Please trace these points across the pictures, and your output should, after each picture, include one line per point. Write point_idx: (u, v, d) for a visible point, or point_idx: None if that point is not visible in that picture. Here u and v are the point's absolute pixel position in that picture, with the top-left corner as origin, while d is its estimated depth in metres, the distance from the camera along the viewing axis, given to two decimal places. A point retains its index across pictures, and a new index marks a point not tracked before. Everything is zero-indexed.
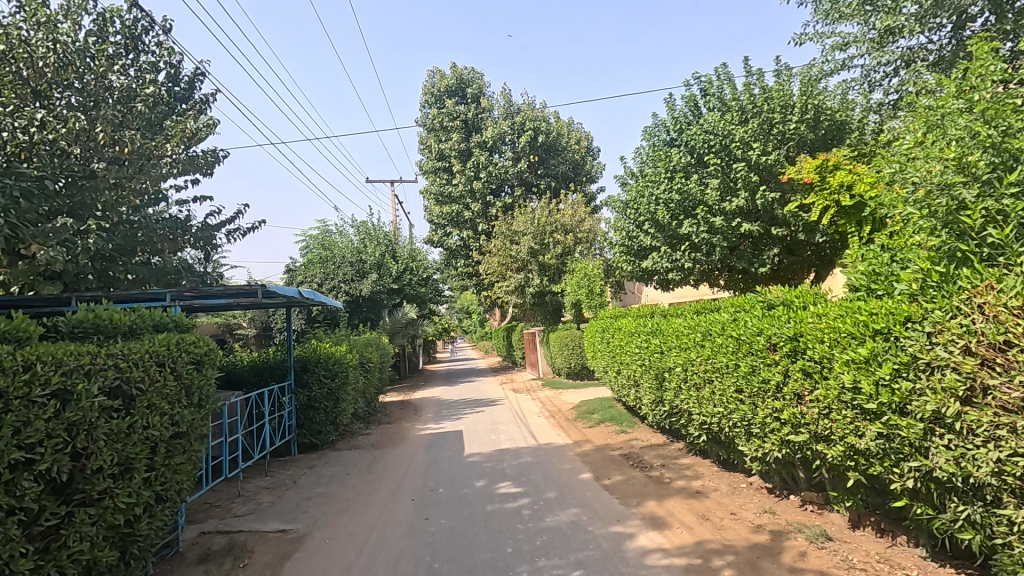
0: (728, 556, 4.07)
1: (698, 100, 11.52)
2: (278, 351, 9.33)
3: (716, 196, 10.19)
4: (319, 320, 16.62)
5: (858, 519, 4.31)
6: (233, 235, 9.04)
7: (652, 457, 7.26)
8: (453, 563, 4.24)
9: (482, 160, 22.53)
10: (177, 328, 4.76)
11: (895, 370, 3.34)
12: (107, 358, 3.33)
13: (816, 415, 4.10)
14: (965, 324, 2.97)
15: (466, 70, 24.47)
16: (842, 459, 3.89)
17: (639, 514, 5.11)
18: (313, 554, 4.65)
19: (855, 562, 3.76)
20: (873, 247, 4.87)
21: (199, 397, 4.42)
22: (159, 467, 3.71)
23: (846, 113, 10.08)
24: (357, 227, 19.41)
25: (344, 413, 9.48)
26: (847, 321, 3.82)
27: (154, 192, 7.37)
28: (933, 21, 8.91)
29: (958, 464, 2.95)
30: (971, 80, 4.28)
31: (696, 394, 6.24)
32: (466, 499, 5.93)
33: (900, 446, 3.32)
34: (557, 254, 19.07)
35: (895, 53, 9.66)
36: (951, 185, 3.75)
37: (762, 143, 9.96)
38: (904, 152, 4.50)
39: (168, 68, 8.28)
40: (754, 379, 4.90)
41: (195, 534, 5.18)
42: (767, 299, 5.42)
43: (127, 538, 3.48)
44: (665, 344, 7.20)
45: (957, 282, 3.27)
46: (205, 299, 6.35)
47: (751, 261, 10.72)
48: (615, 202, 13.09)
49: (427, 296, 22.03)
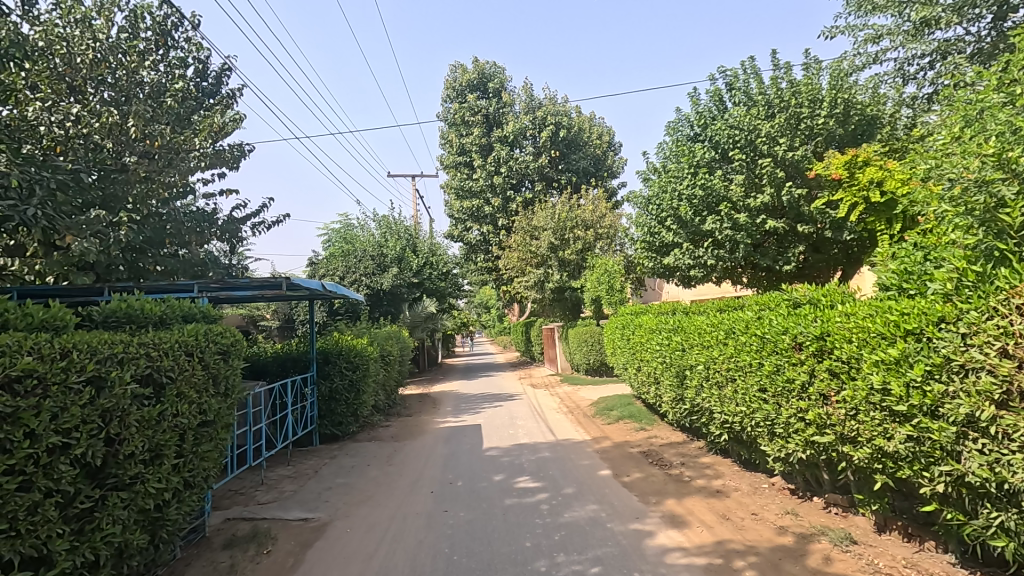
0: (750, 557, 4.02)
1: (723, 94, 11.34)
2: (301, 343, 9.48)
3: (740, 192, 10.02)
4: (340, 313, 16.83)
5: (885, 523, 4.21)
6: (258, 228, 9.18)
7: (672, 456, 7.21)
8: (472, 556, 4.27)
9: (503, 155, 22.57)
10: (204, 318, 4.87)
11: (927, 371, 3.25)
12: (139, 348, 3.43)
13: (841, 416, 4.03)
14: (1002, 325, 2.88)
15: (488, 64, 24.48)
16: (869, 461, 3.82)
17: (658, 512, 5.09)
18: (334, 544, 4.72)
19: (880, 566, 3.70)
20: (905, 245, 4.73)
21: (226, 386, 4.50)
22: (187, 454, 3.81)
23: (878, 107, 9.80)
24: (378, 221, 19.59)
25: (364, 405, 9.58)
26: (877, 321, 3.73)
27: (183, 185, 7.48)
28: (972, 12, 8.65)
29: (992, 470, 2.86)
30: (1012, 72, 4.08)
31: (718, 393, 6.16)
32: (484, 492, 5.96)
33: (930, 450, 3.24)
34: (578, 249, 19.03)
35: (932, 45, 9.38)
36: (989, 182, 3.63)
37: (789, 138, 9.76)
38: (940, 147, 4.39)
39: (196, 63, 8.41)
40: (778, 378, 4.81)
41: (221, 520, 5.30)
42: (793, 297, 5.33)
43: (157, 523, 3.57)
44: (686, 342, 7.12)
45: (993, 283, 3.18)
46: (232, 291, 6.45)
47: (776, 258, 10.53)
48: (637, 197, 12.98)
49: (446, 290, 22.19)
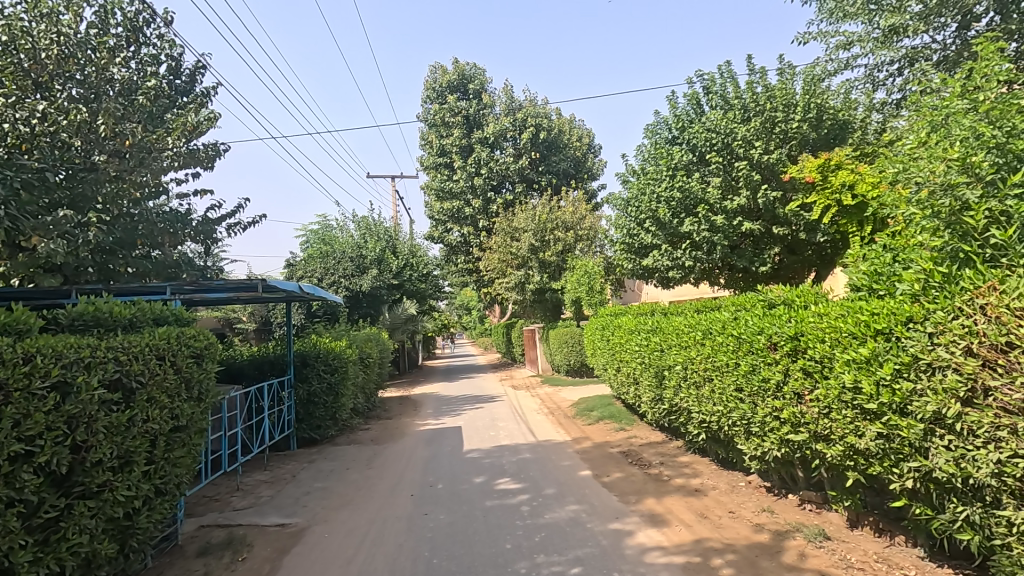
0: (727, 554, 4.07)
1: (700, 97, 11.48)
2: (278, 346, 9.33)
3: (717, 194, 10.16)
4: (318, 315, 16.62)
5: (857, 518, 4.30)
6: (233, 229, 9.00)
7: (651, 455, 7.27)
8: (452, 560, 4.24)
9: (484, 156, 22.55)
10: (177, 321, 4.76)
11: (896, 370, 3.34)
12: (107, 351, 3.34)
13: (815, 414, 4.11)
14: (967, 325, 2.97)
15: (468, 65, 24.45)
16: (842, 458, 3.90)
17: (638, 511, 5.13)
18: (312, 550, 4.65)
19: (853, 562, 3.77)
20: (874, 247, 4.82)
21: (199, 391, 4.41)
22: (158, 460, 3.72)
23: (849, 112, 10.05)
24: (358, 222, 19.44)
25: (342, 408, 9.48)
26: (848, 321, 3.82)
27: (155, 185, 7.31)
28: (938, 20, 8.91)
29: (958, 465, 2.94)
30: (976, 79, 4.21)
31: (696, 393, 6.23)
32: (464, 495, 5.93)
33: (899, 446, 3.33)
34: (558, 251, 19.11)
35: (900, 51, 9.62)
36: (954, 186, 3.73)
37: (764, 142, 9.94)
38: (908, 151, 4.48)
39: (169, 61, 8.23)
40: (754, 378, 4.89)
41: (195, 527, 5.18)
42: (768, 298, 5.42)
43: (126, 531, 3.48)
44: (665, 343, 7.18)
45: (958, 283, 3.28)
46: (206, 293, 6.30)
47: (752, 260, 10.69)
48: (616, 199, 13.09)
49: (427, 291, 22.07)
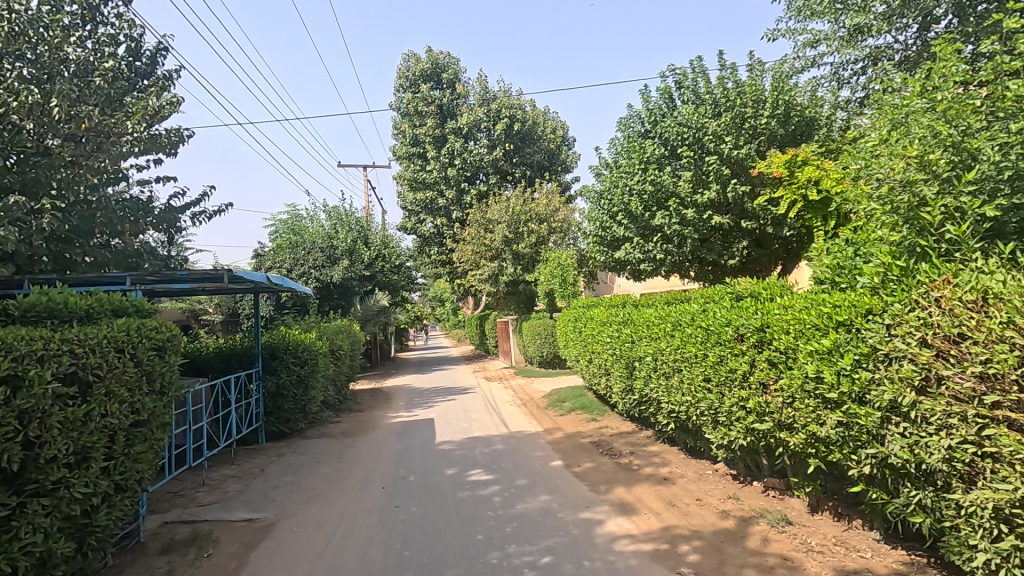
0: (695, 541, 4.17)
1: (672, 92, 11.57)
2: (245, 338, 9.13)
3: (688, 188, 10.28)
4: (288, 307, 16.33)
5: (817, 504, 4.45)
6: (198, 218, 8.72)
7: (622, 445, 7.38)
8: (423, 552, 4.23)
9: (457, 146, 22.37)
10: (137, 312, 4.60)
11: (856, 360, 3.46)
12: (61, 344, 3.21)
13: (779, 404, 4.23)
14: (922, 317, 3.08)
15: (442, 54, 24.17)
16: (804, 446, 4.03)
17: (608, 500, 5.21)
18: (280, 544, 4.58)
19: (813, 545, 3.90)
20: (837, 241, 4.95)
21: (161, 384, 4.27)
22: (118, 456, 3.61)
23: (815, 110, 10.27)
24: (329, 212, 19.11)
25: (312, 401, 9.35)
26: (812, 313, 3.93)
27: (114, 171, 7.01)
28: (900, 21, 9.17)
29: (912, 451, 3.06)
30: (934, 79, 4.33)
31: (665, 383, 6.34)
32: (437, 487, 5.93)
33: (858, 434, 3.45)
34: (531, 243, 19.16)
35: (864, 51, 9.86)
36: (913, 183, 3.86)
37: (734, 137, 10.10)
38: (870, 148, 4.60)
39: (128, 41, 7.90)
40: (721, 368, 5.00)
41: (158, 524, 5.05)
42: (736, 290, 5.53)
43: (84, 529, 3.37)
44: (636, 334, 7.27)
45: (915, 276, 3.40)
46: (169, 283, 6.15)
47: (721, 253, 10.91)
48: (589, 192, 13.17)
49: (399, 283, 21.87)
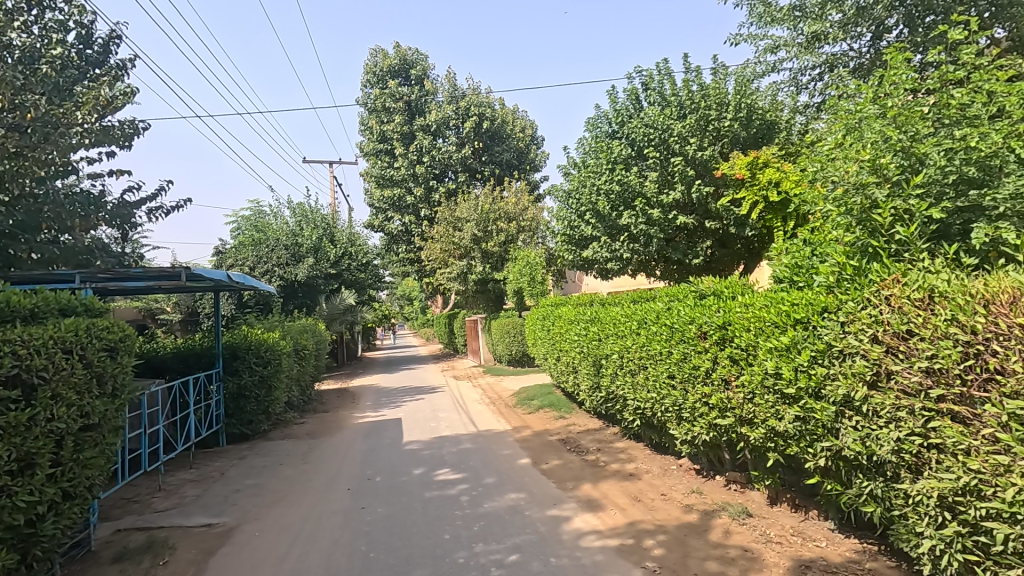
0: (659, 535, 4.24)
1: (639, 93, 11.72)
2: (205, 337, 8.84)
3: (654, 188, 10.44)
4: (250, 306, 15.91)
5: (776, 496, 4.59)
6: (154, 214, 8.40)
7: (589, 442, 7.46)
8: (389, 553, 4.18)
9: (426, 143, 22.18)
10: (87, 311, 4.39)
11: (812, 357, 3.59)
12: (3, 345, 3.04)
13: (740, 400, 4.35)
14: (874, 315, 3.21)
15: (410, 50, 23.91)
16: (763, 440, 4.16)
17: (575, 497, 5.25)
18: (241, 549, 4.46)
19: (772, 536, 4.03)
20: (795, 241, 5.11)
21: (113, 386, 4.10)
22: (66, 462, 3.45)
23: (775, 114, 10.57)
24: (293, 209, 18.70)
25: (276, 402, 9.13)
26: (771, 311, 4.04)
27: (63, 163, 6.69)
28: (855, 29, 9.52)
29: (863, 444, 3.19)
30: (885, 87, 4.50)
31: (631, 380, 6.43)
32: (404, 487, 5.87)
33: (814, 428, 3.58)
34: (500, 241, 19.16)
35: (821, 57, 10.17)
36: (865, 185, 4.02)
37: (698, 138, 10.29)
38: (826, 152, 4.75)
39: (78, 28, 7.54)
40: (685, 365, 5.10)
41: (110, 531, 4.86)
42: (699, 289, 5.65)
43: (30, 539, 3.22)
44: (603, 332, 7.36)
45: (867, 275, 3.54)
46: (123, 281, 5.89)
47: (686, 253, 11.13)
48: (558, 191, 13.26)
49: (367, 281, 21.55)
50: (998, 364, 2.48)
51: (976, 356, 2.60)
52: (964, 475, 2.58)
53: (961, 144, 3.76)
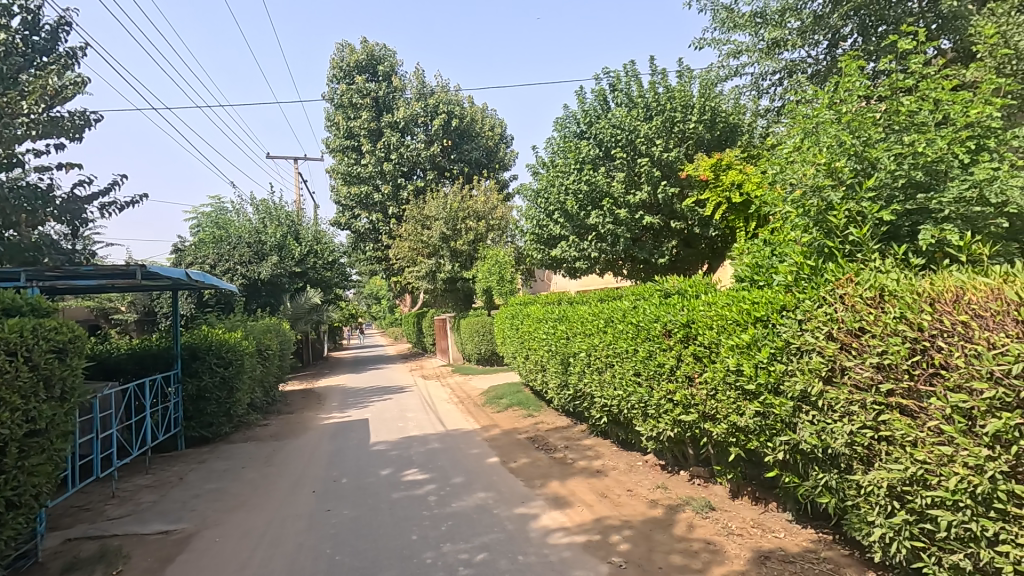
0: (625, 531, 4.30)
1: (607, 94, 11.85)
2: (163, 338, 8.55)
3: (621, 188, 10.58)
4: (211, 305, 15.45)
5: (737, 489, 4.72)
6: (108, 209, 8.06)
7: (557, 440, 7.51)
8: (355, 555, 4.12)
9: (394, 141, 21.93)
10: (33, 312, 4.18)
11: (772, 354, 3.69)
12: None
13: (703, 396, 4.45)
14: (829, 313, 3.32)
15: (378, 46, 23.58)
16: (725, 436, 4.27)
17: (543, 494, 5.28)
18: (201, 556, 4.33)
19: (733, 528, 4.14)
20: (756, 241, 5.25)
21: (62, 390, 3.91)
22: (10, 469, 3.29)
23: (738, 117, 10.83)
24: (256, 206, 18.25)
25: (238, 404, 8.89)
26: (733, 309, 4.15)
27: (7, 155, 6.37)
28: (812, 37, 9.84)
29: (819, 437, 3.31)
30: (840, 93, 4.67)
31: (598, 378, 6.50)
32: (371, 488, 5.79)
33: (773, 423, 3.70)
34: (469, 240, 19.10)
35: (781, 63, 10.47)
36: (821, 188, 4.16)
37: (664, 140, 10.47)
38: (785, 155, 4.90)
39: (24, 13, 7.17)
40: (650, 362, 5.19)
41: (60, 541, 4.65)
42: (664, 287, 5.75)
43: None
44: (571, 330, 7.42)
45: (823, 275, 3.67)
46: (73, 279, 5.64)
47: (652, 252, 11.31)
48: (527, 190, 13.30)
49: (333, 280, 21.18)
50: (942, 359, 2.61)
51: (922, 352, 2.72)
52: (912, 465, 2.70)
53: (910, 150, 3.93)
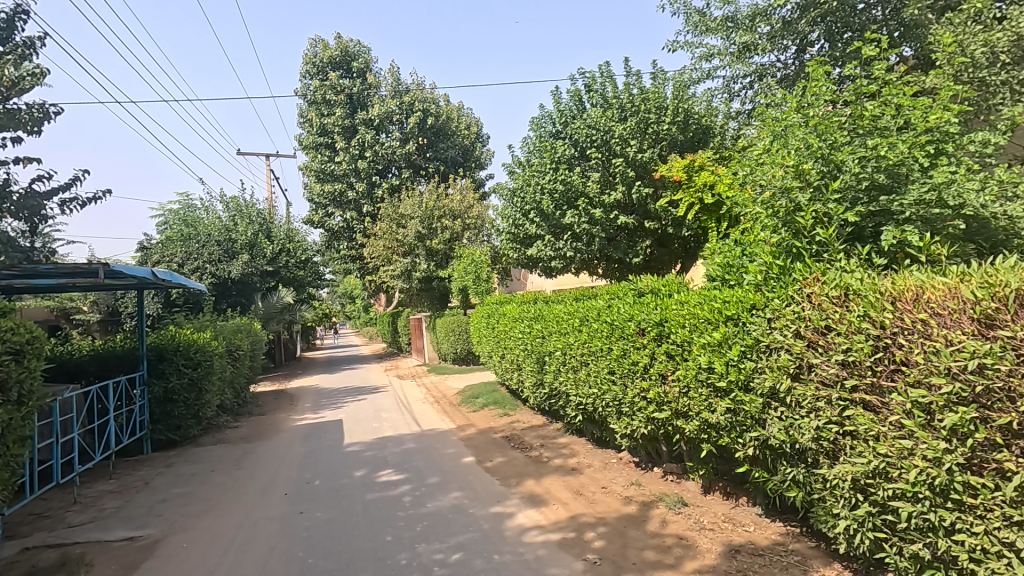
0: (600, 527, 4.35)
1: (582, 94, 11.92)
2: (128, 338, 8.31)
3: (596, 188, 10.67)
4: (179, 304, 15.07)
5: (709, 485, 4.81)
6: (68, 205, 7.80)
7: (533, 438, 7.54)
8: (329, 558, 4.07)
9: (368, 138, 21.68)
10: None
11: (742, 351, 3.78)
12: None
13: (676, 393, 4.52)
14: (796, 311, 3.41)
15: (352, 42, 23.28)
16: (697, 432, 4.34)
17: (518, 493, 5.30)
18: (168, 562, 4.22)
19: (705, 523, 4.21)
20: (727, 241, 5.36)
21: (19, 393, 3.77)
22: None
23: (710, 119, 11.00)
24: (226, 203, 17.84)
25: (207, 406, 8.68)
26: (705, 308, 4.22)
27: None
28: (782, 42, 10.06)
29: (787, 433, 3.40)
30: (808, 97, 4.80)
31: (573, 376, 6.55)
32: (345, 489, 5.72)
33: (743, 419, 3.78)
34: (445, 239, 19.01)
35: (752, 67, 10.68)
36: (790, 189, 4.27)
37: (638, 141, 10.59)
38: (755, 157, 5.01)
39: None
40: (624, 361, 5.25)
41: (17, 550, 4.47)
42: (637, 286, 5.81)
43: None
44: (546, 329, 7.45)
45: (791, 275, 3.76)
46: (32, 278, 5.46)
47: (626, 251, 11.41)
48: (503, 189, 13.31)
49: (306, 279, 20.85)
50: (903, 356, 2.70)
51: (884, 349, 2.81)
52: (874, 459, 2.79)
53: (873, 153, 4.05)
